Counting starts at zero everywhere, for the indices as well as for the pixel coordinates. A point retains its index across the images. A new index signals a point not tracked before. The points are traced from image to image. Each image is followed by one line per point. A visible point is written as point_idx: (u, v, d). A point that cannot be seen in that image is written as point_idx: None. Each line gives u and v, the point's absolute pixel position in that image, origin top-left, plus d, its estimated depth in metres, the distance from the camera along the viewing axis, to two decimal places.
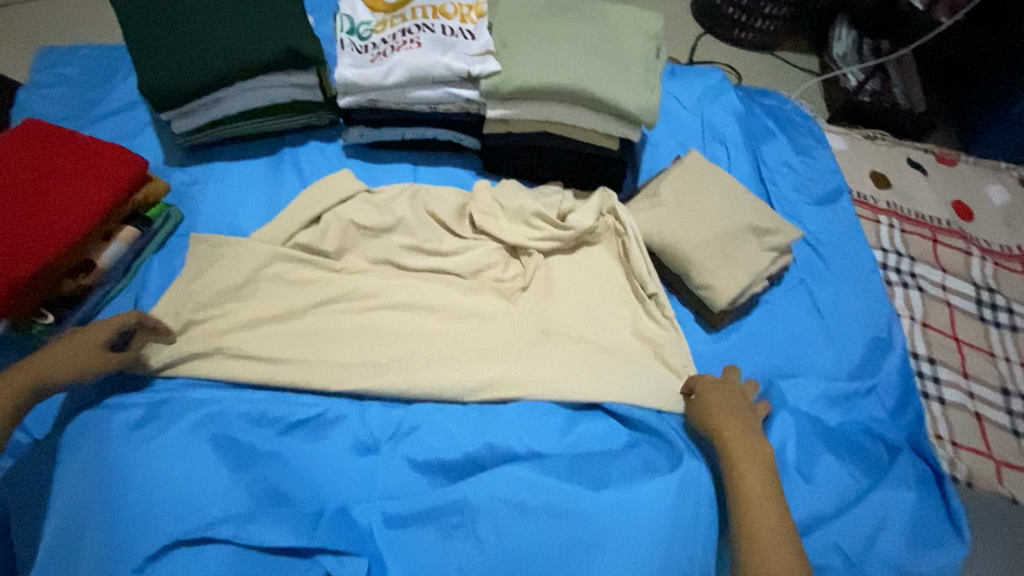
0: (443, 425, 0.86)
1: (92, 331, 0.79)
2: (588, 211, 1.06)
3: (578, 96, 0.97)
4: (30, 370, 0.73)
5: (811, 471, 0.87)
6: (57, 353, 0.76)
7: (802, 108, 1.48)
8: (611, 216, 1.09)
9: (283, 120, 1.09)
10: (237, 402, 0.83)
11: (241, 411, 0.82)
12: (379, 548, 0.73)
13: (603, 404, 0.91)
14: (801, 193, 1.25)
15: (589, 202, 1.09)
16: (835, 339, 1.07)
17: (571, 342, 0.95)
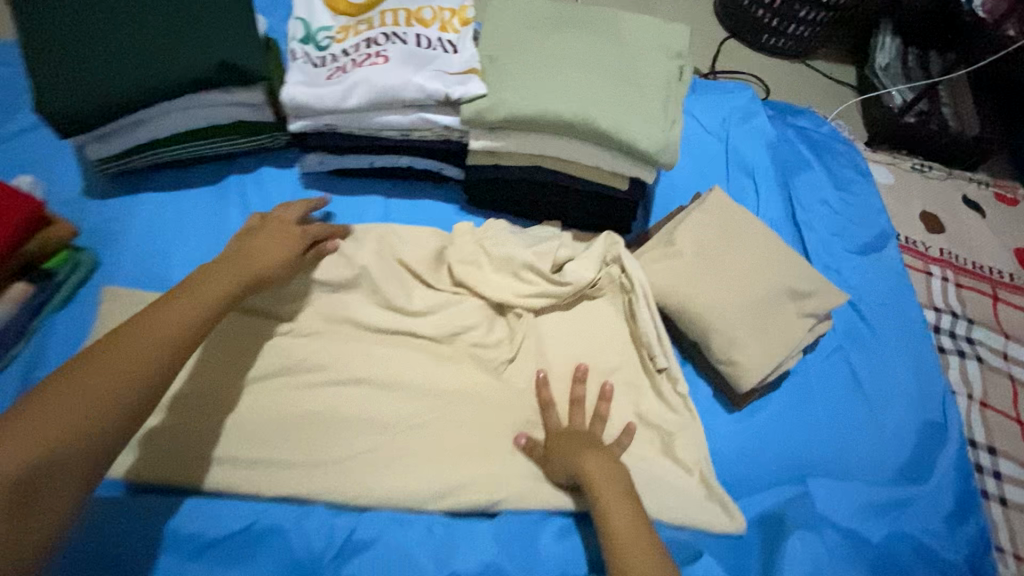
0: (400, 541, 0.70)
1: (234, 274, 0.67)
2: (587, 263, 0.88)
3: (579, 131, 0.80)
4: (127, 368, 0.53)
5: None
6: (144, 335, 0.55)
7: (840, 131, 1.29)
8: (616, 266, 0.91)
9: (229, 144, 0.91)
10: (137, 522, 0.66)
11: (143, 536, 0.65)
12: None
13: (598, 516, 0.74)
14: (840, 239, 1.07)
15: (590, 250, 0.91)
16: (879, 423, 0.90)
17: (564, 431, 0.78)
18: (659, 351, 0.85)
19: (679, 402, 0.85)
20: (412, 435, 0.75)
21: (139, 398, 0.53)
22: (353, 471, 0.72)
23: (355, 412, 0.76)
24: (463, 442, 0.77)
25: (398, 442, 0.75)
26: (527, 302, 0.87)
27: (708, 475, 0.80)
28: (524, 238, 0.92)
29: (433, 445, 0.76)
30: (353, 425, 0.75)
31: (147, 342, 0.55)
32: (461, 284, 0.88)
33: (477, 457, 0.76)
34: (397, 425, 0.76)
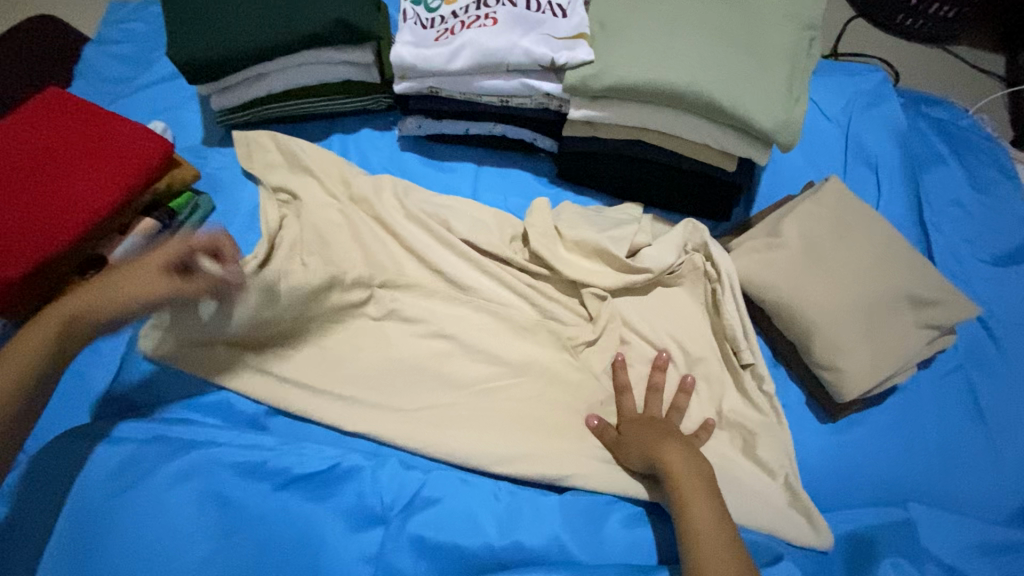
0: (465, 501, 0.70)
1: (63, 322, 0.65)
2: (666, 248, 0.85)
3: (689, 103, 0.75)
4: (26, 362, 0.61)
5: None
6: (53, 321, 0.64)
7: (984, 126, 1.14)
8: (700, 254, 0.86)
9: (336, 103, 0.95)
10: (236, 445, 0.71)
11: (233, 461, 0.69)
12: None
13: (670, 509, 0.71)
14: (974, 246, 0.95)
15: (670, 234, 0.88)
16: (1001, 457, 0.79)
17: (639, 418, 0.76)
18: (740, 346, 0.81)
19: (767, 402, 0.80)
20: (487, 401, 0.78)
21: (20, 398, 0.60)
22: (431, 423, 0.76)
23: (437, 369, 0.79)
24: (534, 415, 0.77)
25: (473, 404, 0.77)
26: (609, 283, 0.85)
27: (794, 483, 0.74)
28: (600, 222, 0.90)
29: (506, 413, 0.77)
30: (434, 382, 0.78)
31: (13, 379, 0.60)
32: (539, 259, 0.87)
33: (549, 432, 0.76)
34: (472, 388, 0.78)
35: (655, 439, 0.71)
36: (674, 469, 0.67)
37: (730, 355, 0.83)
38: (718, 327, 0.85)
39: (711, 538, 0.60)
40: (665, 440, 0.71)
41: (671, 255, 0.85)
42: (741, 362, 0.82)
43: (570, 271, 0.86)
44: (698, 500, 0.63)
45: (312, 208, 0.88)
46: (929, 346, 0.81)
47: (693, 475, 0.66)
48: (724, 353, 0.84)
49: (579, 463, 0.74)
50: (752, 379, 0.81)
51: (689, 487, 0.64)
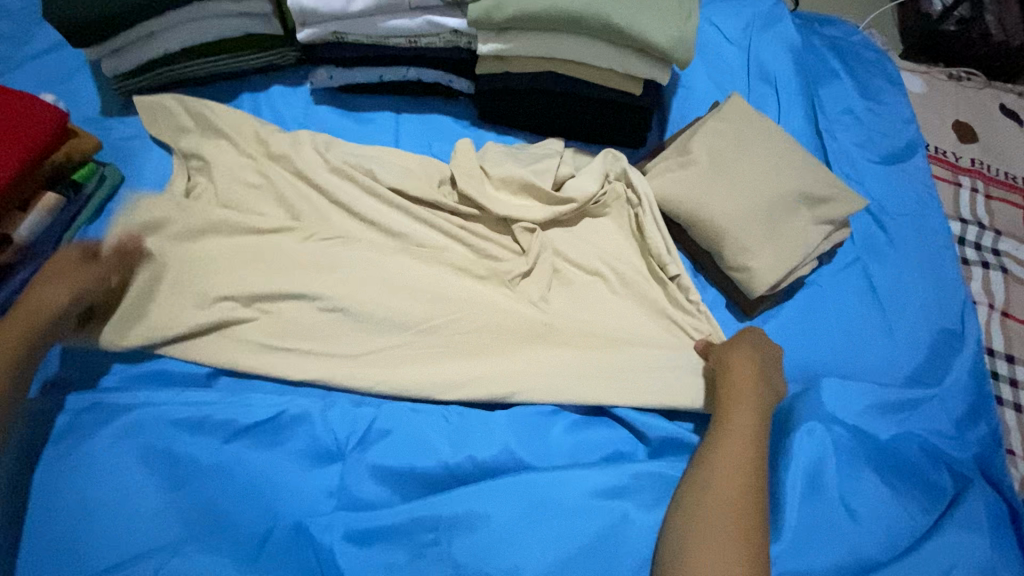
0: (417, 429, 0.74)
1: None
2: (588, 176, 0.90)
3: (591, 26, 0.78)
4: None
5: (876, 493, 0.70)
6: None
7: (873, 39, 1.21)
8: (621, 182, 0.91)
9: (241, 59, 0.93)
10: (176, 404, 0.71)
11: (179, 416, 0.70)
12: (340, 566, 0.63)
13: (613, 411, 0.77)
14: (865, 149, 1.03)
15: (590, 166, 0.92)
16: (894, 329, 0.89)
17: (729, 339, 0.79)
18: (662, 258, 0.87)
19: (695, 307, 0.85)
20: (425, 335, 0.79)
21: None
22: (373, 363, 0.77)
23: (374, 312, 0.80)
24: (472, 344, 0.79)
25: (414, 341, 0.79)
26: (534, 213, 0.88)
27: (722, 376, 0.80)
28: (521, 157, 0.92)
29: (445, 347, 0.79)
30: (372, 324, 0.79)
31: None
32: (467, 198, 0.89)
33: (490, 357, 0.79)
34: (410, 327, 0.79)
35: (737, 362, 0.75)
36: (740, 388, 0.72)
37: (656, 270, 0.88)
38: (643, 247, 0.90)
39: (745, 448, 0.67)
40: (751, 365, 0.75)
41: (592, 181, 0.89)
42: (667, 274, 0.87)
43: (499, 205, 0.88)
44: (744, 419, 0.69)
45: (227, 170, 0.86)
46: (825, 237, 0.89)
47: (753, 400, 0.71)
48: (651, 269, 0.89)
49: (519, 382, 0.77)
50: (679, 288, 0.86)
51: (742, 401, 0.71)
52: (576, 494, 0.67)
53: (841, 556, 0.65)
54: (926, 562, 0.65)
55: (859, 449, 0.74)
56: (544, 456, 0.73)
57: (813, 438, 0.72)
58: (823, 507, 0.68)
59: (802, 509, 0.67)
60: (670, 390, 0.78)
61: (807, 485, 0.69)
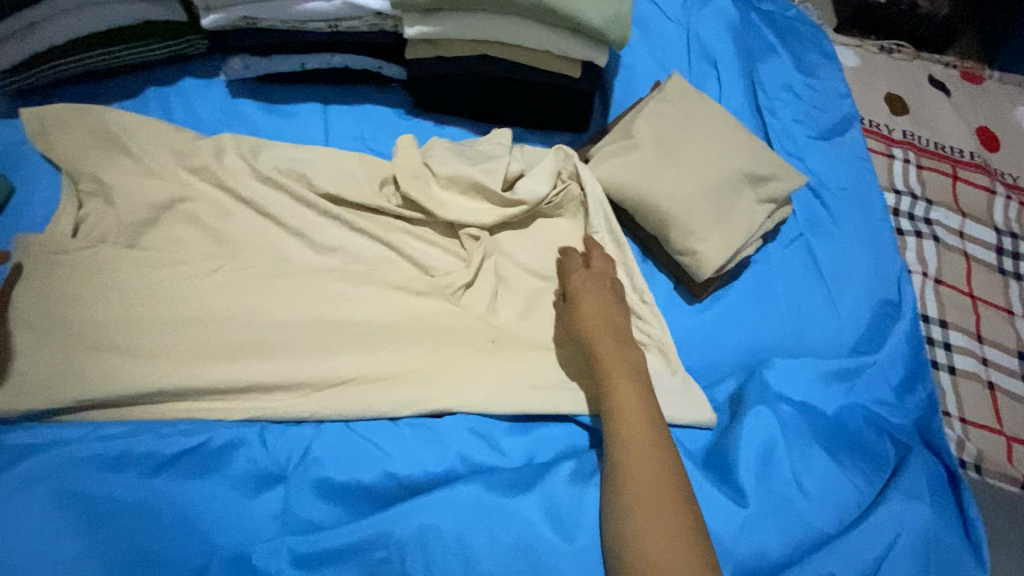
0: (363, 442, 0.70)
1: None
2: (539, 176, 0.85)
3: (519, 5, 0.75)
4: None
5: (824, 468, 0.71)
6: None
7: (808, 13, 1.22)
8: (575, 183, 0.87)
9: (143, 51, 0.84)
10: (78, 441, 0.64)
11: (88, 454, 0.63)
12: None
13: (581, 418, 0.75)
14: (804, 125, 1.04)
15: (542, 163, 0.88)
16: (837, 302, 0.91)
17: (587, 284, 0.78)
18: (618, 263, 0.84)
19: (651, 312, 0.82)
20: (370, 347, 0.75)
21: None
22: (310, 378, 0.72)
23: (311, 324, 0.75)
24: (418, 353, 0.75)
25: (354, 356, 0.74)
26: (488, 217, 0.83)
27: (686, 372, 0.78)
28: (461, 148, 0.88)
29: (386, 358, 0.74)
30: (310, 340, 0.74)
31: None
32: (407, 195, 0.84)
33: (439, 364, 0.75)
34: (350, 338, 0.75)
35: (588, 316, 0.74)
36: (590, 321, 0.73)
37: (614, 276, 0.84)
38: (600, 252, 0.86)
39: (622, 387, 0.67)
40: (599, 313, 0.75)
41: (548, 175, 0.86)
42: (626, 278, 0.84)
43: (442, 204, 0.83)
44: (623, 376, 0.68)
45: (135, 178, 0.79)
46: (769, 217, 0.89)
47: (616, 353, 0.70)
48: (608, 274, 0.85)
49: (470, 388, 0.73)
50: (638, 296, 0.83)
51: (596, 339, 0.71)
52: (534, 501, 0.66)
53: (795, 534, 0.66)
54: (877, 532, 0.67)
55: (807, 425, 0.75)
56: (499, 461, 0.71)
57: (762, 419, 0.73)
58: (775, 488, 0.68)
59: (756, 491, 0.68)
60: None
61: (759, 466, 0.69)
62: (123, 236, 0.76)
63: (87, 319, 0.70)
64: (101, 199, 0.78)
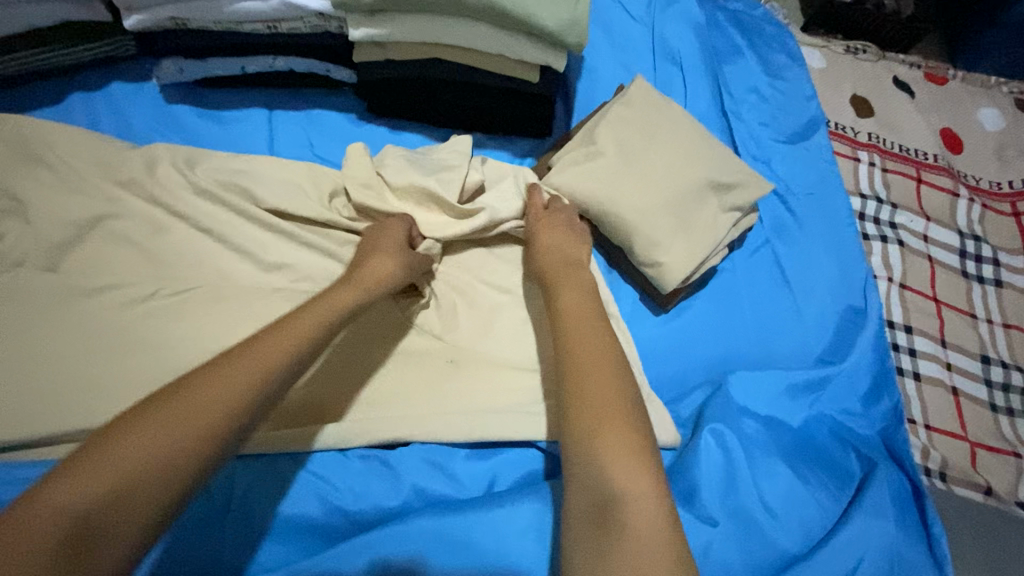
0: (310, 476, 0.66)
1: None
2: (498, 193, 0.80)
3: (472, 7, 0.71)
4: None
5: (789, 486, 0.69)
6: None
7: (774, 13, 1.20)
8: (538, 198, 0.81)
9: (63, 54, 0.77)
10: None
11: None
12: None
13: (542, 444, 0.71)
14: (770, 128, 1.02)
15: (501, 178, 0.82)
16: (803, 310, 0.89)
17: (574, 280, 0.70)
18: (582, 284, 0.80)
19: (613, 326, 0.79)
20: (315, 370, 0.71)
21: None
22: None
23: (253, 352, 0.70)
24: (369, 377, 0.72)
25: (300, 381, 0.70)
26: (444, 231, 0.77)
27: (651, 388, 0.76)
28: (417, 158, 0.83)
29: (335, 383, 0.70)
30: None
31: None
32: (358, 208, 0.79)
33: (391, 388, 0.71)
34: None
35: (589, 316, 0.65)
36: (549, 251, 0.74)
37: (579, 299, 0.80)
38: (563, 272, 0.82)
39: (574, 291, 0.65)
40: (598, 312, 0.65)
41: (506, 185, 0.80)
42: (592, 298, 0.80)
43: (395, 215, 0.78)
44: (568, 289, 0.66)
45: (54, 193, 0.72)
46: (735, 225, 0.87)
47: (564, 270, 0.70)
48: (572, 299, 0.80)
49: (424, 414, 0.70)
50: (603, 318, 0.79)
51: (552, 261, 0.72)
52: (492, 534, 0.62)
53: (759, 557, 0.64)
54: (842, 552, 0.65)
55: (772, 441, 0.73)
56: (454, 491, 0.68)
57: (726, 436, 0.71)
58: (741, 511, 0.66)
59: (723, 514, 0.65)
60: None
61: (724, 487, 0.67)
62: (44, 258, 0.70)
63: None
64: (17, 216, 0.71)
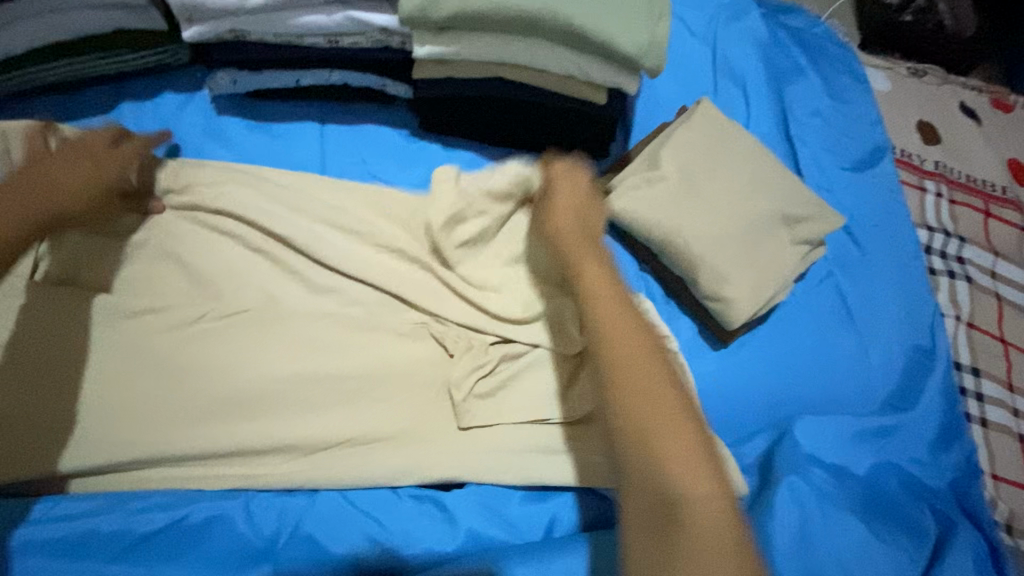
0: (361, 516, 0.63)
1: None
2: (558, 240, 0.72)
3: (546, 27, 0.67)
4: None
5: (865, 546, 0.65)
6: None
7: (836, 30, 1.15)
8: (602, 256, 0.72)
9: (114, 62, 0.75)
10: (24, 522, 0.56)
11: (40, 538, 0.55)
12: None
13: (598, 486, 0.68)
14: (835, 155, 0.98)
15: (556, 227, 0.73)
16: (869, 350, 0.85)
17: (595, 283, 0.52)
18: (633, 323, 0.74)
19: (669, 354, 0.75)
20: (367, 403, 0.67)
21: None
22: (297, 446, 0.64)
23: (303, 382, 0.67)
24: (422, 411, 0.69)
25: (352, 413, 0.67)
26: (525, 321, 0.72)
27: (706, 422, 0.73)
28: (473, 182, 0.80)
29: (388, 416, 0.67)
30: (299, 400, 0.66)
31: None
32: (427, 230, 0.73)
33: (446, 423, 0.69)
34: (352, 399, 0.67)
35: (609, 330, 0.47)
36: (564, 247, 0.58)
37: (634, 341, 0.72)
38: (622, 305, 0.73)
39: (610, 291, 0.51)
40: (615, 329, 0.47)
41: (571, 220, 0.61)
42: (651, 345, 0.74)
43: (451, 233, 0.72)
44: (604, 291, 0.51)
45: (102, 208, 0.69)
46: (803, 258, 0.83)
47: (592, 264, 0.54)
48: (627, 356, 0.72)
49: (481, 453, 0.67)
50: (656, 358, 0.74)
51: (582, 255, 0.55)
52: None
53: None
54: None
55: (844, 495, 0.69)
56: (509, 535, 0.65)
57: (799, 490, 0.67)
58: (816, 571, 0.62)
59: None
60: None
61: (797, 548, 0.63)
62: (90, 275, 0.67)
63: (45, 373, 0.61)
64: None
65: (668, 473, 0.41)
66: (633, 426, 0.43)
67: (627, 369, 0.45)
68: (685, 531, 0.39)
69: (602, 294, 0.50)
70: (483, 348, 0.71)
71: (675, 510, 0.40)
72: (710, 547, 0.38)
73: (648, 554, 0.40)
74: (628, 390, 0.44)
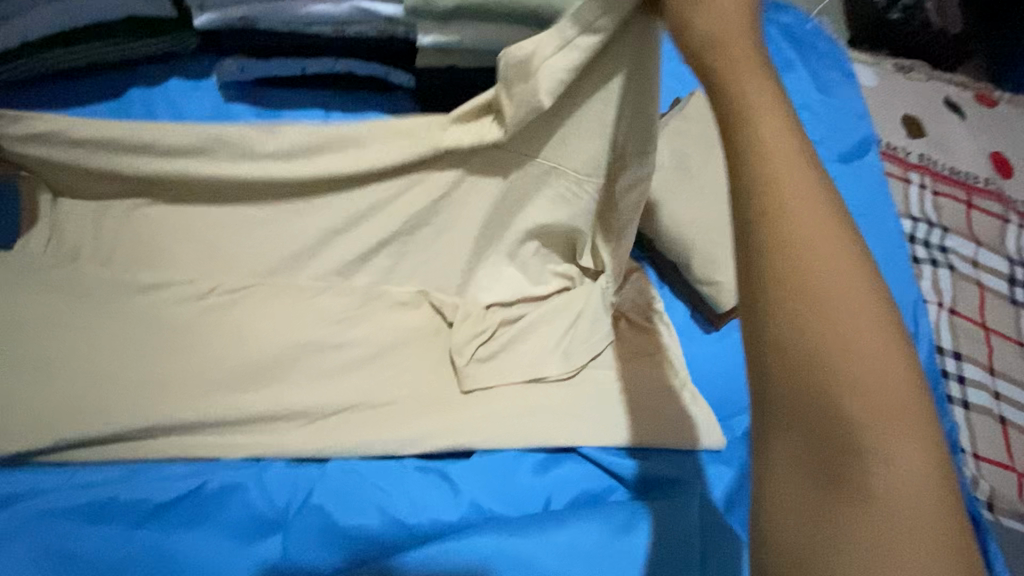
0: (369, 486, 0.65)
1: None
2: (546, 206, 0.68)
3: (545, 18, 0.70)
4: None
5: None
6: None
7: (824, 27, 1.19)
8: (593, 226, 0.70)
9: (125, 49, 0.77)
10: (43, 491, 0.58)
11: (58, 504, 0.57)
12: None
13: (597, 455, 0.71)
14: (823, 147, 1.01)
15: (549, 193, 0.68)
16: None
17: (781, 140, 0.32)
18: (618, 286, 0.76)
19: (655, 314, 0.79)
20: (372, 379, 0.70)
21: None
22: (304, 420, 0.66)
23: (311, 358, 0.69)
24: (426, 386, 0.71)
25: (357, 388, 0.69)
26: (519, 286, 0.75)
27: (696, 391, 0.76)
28: None
29: (393, 391, 0.70)
30: (307, 375, 0.68)
31: None
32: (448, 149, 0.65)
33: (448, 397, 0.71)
34: (356, 373, 0.70)
35: (793, 202, 0.30)
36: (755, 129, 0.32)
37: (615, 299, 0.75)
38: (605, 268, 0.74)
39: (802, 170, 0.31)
40: (805, 210, 0.30)
41: None
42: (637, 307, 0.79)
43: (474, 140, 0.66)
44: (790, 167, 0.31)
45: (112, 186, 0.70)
46: None
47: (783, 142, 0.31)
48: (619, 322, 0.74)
49: (483, 426, 0.69)
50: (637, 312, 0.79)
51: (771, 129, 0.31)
52: (555, 552, 0.61)
53: None
54: None
55: None
56: (511, 505, 0.67)
57: None
58: None
59: None
60: (641, 422, 0.72)
61: None
62: (102, 253, 0.69)
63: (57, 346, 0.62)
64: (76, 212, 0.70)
65: (856, 423, 0.27)
66: (808, 348, 0.28)
67: (817, 261, 0.29)
68: (873, 508, 0.27)
69: (785, 149, 0.31)
70: (481, 314, 0.74)
71: (861, 476, 0.27)
72: (910, 537, 0.26)
73: (798, 523, 0.28)
74: (814, 293, 0.29)
